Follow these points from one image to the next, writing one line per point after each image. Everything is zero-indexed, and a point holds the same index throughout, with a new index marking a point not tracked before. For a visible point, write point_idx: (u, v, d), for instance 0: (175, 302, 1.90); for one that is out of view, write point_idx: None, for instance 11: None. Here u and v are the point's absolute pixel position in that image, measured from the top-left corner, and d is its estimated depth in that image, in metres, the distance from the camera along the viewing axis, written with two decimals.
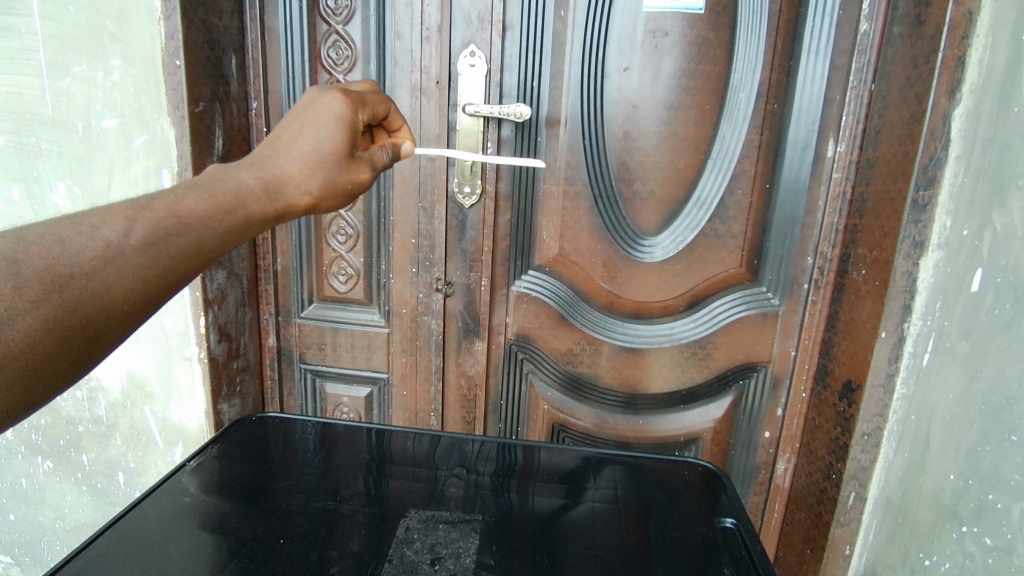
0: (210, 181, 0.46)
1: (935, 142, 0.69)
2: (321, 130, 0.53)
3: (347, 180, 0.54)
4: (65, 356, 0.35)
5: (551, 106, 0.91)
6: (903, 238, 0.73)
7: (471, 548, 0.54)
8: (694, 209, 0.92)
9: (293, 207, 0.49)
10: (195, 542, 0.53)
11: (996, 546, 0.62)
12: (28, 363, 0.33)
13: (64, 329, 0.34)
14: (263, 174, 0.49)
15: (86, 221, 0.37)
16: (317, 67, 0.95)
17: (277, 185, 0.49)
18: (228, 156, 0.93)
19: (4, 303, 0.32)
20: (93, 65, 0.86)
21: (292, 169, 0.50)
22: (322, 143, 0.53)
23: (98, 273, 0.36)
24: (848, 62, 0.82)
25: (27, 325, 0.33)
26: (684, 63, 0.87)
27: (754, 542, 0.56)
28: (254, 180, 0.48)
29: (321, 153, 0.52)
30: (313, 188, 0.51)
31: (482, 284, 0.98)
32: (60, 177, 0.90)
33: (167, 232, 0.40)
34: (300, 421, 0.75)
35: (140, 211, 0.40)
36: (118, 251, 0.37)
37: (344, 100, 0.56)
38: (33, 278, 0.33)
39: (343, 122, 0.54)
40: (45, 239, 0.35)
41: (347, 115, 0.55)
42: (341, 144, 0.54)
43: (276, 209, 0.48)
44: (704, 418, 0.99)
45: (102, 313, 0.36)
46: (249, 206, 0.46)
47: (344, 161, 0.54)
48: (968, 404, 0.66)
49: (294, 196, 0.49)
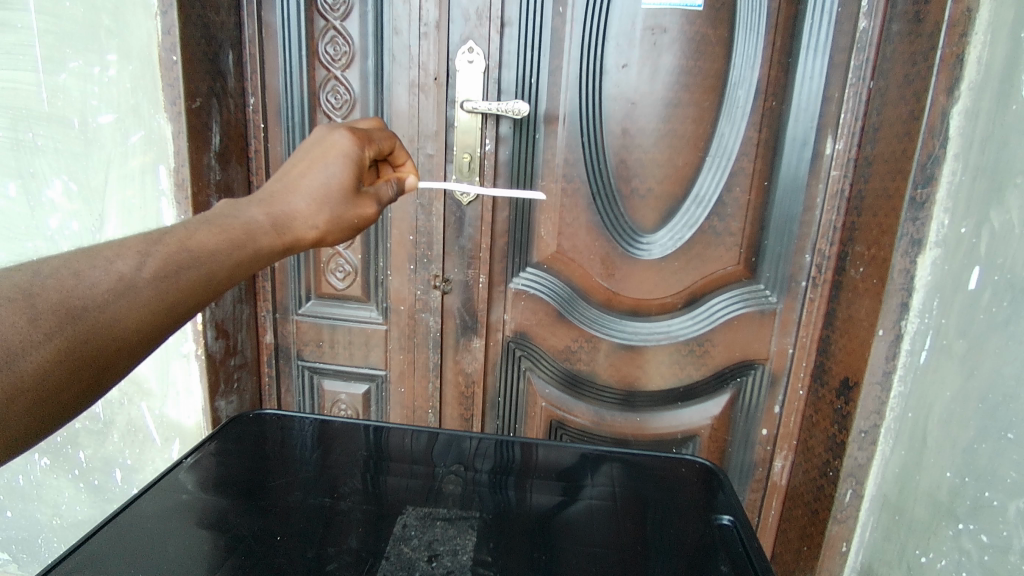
0: (221, 217, 0.46)
1: (935, 140, 0.69)
2: (329, 168, 0.54)
3: (354, 215, 0.55)
4: (74, 389, 0.34)
5: (549, 102, 0.90)
6: (902, 235, 0.72)
7: (468, 546, 0.54)
8: (692, 206, 0.92)
9: (300, 242, 0.50)
10: (192, 540, 0.52)
11: (993, 543, 0.62)
12: (37, 396, 0.32)
13: (76, 362, 0.33)
14: (273, 211, 0.49)
15: (100, 255, 0.37)
16: (315, 63, 0.94)
17: (286, 221, 0.50)
18: (225, 152, 0.93)
19: (16, 334, 0.31)
20: (90, 61, 0.85)
21: (301, 205, 0.51)
22: (331, 180, 0.53)
23: (111, 305, 0.35)
24: (846, 59, 0.82)
25: (38, 357, 0.32)
26: (683, 59, 0.87)
27: (751, 540, 0.56)
28: (264, 216, 0.49)
29: (330, 190, 0.53)
30: (320, 222, 0.52)
31: (480, 281, 0.98)
32: (56, 173, 0.90)
33: (178, 266, 0.40)
34: (298, 418, 0.75)
35: (153, 245, 0.39)
36: (131, 283, 0.37)
37: (351, 137, 0.56)
38: (46, 311, 0.33)
39: (350, 159, 0.55)
40: (60, 272, 0.35)
41: (353, 152, 0.56)
42: (348, 181, 0.55)
43: (284, 242, 0.49)
44: (703, 415, 0.99)
45: (113, 345, 0.35)
46: (258, 241, 0.46)
47: (351, 197, 0.55)
48: (965, 401, 0.66)
49: (301, 230, 0.50)
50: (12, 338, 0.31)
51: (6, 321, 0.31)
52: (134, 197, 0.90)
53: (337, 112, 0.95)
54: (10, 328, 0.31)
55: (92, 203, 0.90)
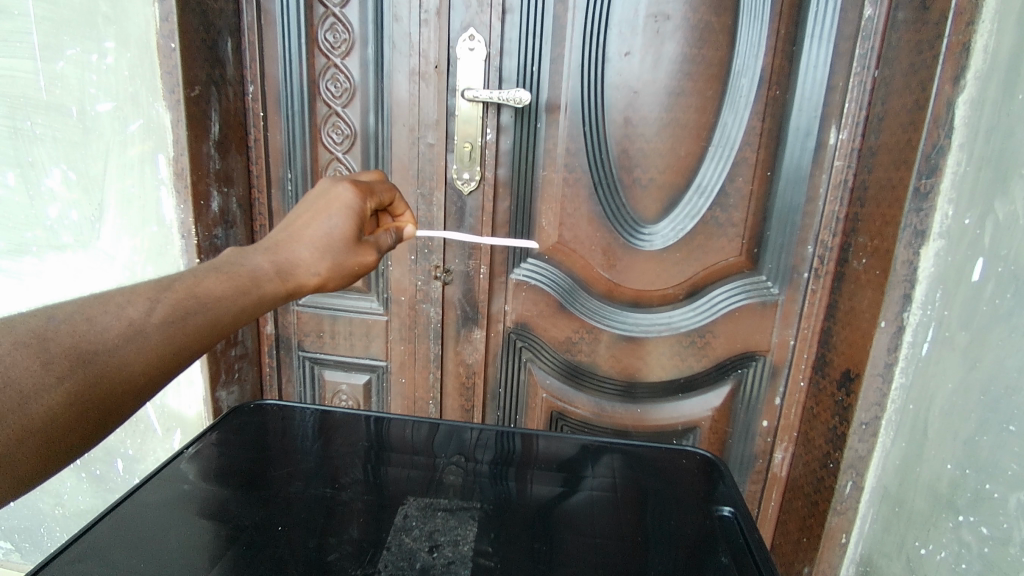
0: (228, 265, 0.50)
1: (939, 130, 0.69)
2: (331, 218, 0.57)
3: (354, 263, 0.58)
4: (81, 427, 0.37)
5: (550, 92, 0.90)
6: (904, 227, 0.72)
7: (469, 536, 0.54)
8: (694, 197, 0.91)
9: (302, 288, 0.54)
10: (193, 528, 0.53)
11: (992, 535, 0.62)
12: (45, 434, 0.34)
13: (83, 402, 0.37)
14: (277, 258, 0.53)
15: (112, 301, 0.41)
16: (315, 50, 0.93)
17: (290, 268, 0.53)
18: (225, 141, 0.92)
19: (29, 377, 0.34)
20: (88, 48, 0.85)
21: (304, 253, 0.54)
22: (333, 231, 0.57)
23: (118, 350, 0.39)
24: (851, 48, 0.81)
25: (49, 397, 0.35)
26: (686, 48, 0.86)
27: (751, 531, 0.56)
28: (267, 263, 0.52)
29: (331, 240, 0.56)
30: (321, 269, 0.55)
31: (481, 272, 0.97)
32: (55, 162, 0.89)
33: (186, 311, 0.44)
34: (299, 409, 0.75)
35: (163, 291, 0.43)
36: (139, 329, 0.41)
37: (354, 189, 0.59)
38: (59, 355, 0.36)
39: (353, 211, 0.59)
40: (74, 317, 0.38)
41: (356, 204, 0.59)
42: (350, 231, 0.58)
43: (287, 288, 0.52)
44: (704, 406, 0.98)
45: (118, 386, 0.39)
46: (262, 287, 0.50)
47: (352, 246, 0.58)
48: (967, 393, 0.66)
49: (304, 277, 0.54)
50: (26, 380, 0.34)
51: (20, 365, 0.34)
52: (134, 186, 0.90)
53: (337, 101, 0.95)
54: (24, 370, 0.34)
55: (91, 192, 0.90)
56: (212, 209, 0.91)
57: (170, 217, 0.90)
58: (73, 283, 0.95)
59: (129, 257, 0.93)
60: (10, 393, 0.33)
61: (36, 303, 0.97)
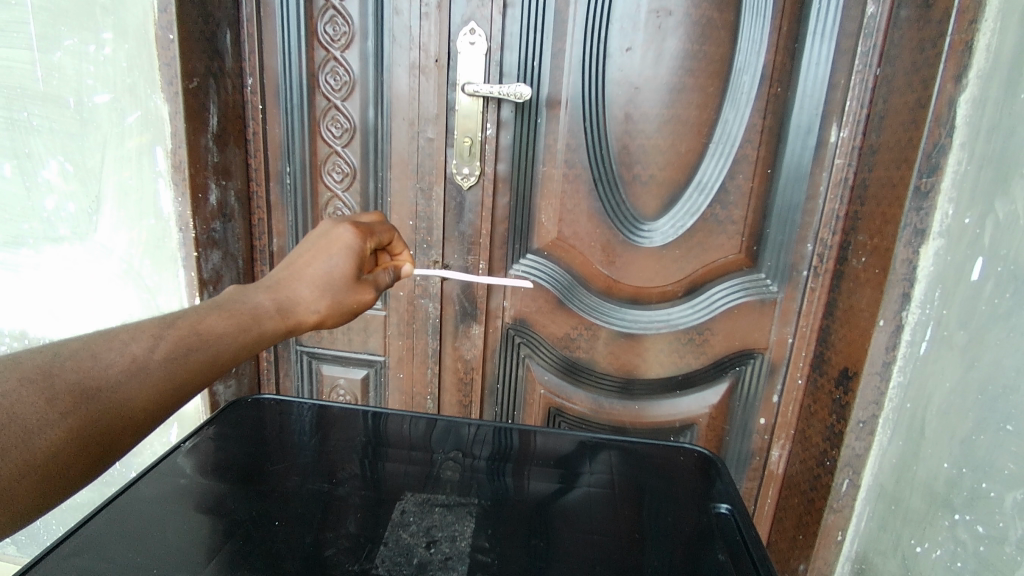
0: (230, 302, 0.52)
1: (940, 128, 0.69)
2: (332, 258, 0.58)
3: (353, 300, 0.59)
4: (79, 464, 0.38)
5: (551, 87, 0.89)
6: (904, 226, 0.72)
7: (466, 532, 0.54)
8: (695, 193, 0.91)
9: (301, 325, 0.55)
10: (190, 522, 0.53)
11: (988, 534, 0.62)
12: (45, 470, 0.35)
13: (85, 437, 0.38)
14: (278, 296, 0.55)
15: (117, 338, 0.42)
16: (314, 42, 0.93)
17: (290, 305, 0.55)
18: (223, 134, 0.92)
19: (34, 413, 0.35)
20: (85, 39, 0.84)
21: (304, 292, 0.56)
22: (333, 271, 0.58)
23: (120, 386, 0.41)
24: (853, 45, 0.81)
25: (53, 433, 0.36)
26: (688, 44, 0.86)
27: (748, 528, 0.56)
28: (269, 301, 0.54)
29: (331, 279, 0.58)
30: (321, 306, 0.57)
31: (480, 268, 0.97)
32: (52, 154, 0.89)
33: (187, 348, 0.45)
34: (296, 403, 0.75)
35: (166, 328, 0.45)
36: (143, 364, 0.42)
37: (355, 230, 0.60)
38: (64, 391, 0.37)
39: (353, 252, 0.60)
40: (79, 353, 0.40)
41: (356, 244, 0.60)
42: (350, 271, 0.59)
43: (287, 325, 0.54)
44: (701, 403, 0.99)
45: (117, 422, 0.40)
46: (262, 325, 0.52)
47: (353, 284, 0.59)
48: (964, 392, 0.66)
49: (304, 315, 0.55)
50: (31, 415, 0.35)
51: (26, 401, 0.35)
52: (131, 178, 0.89)
53: (336, 94, 0.94)
54: (29, 407, 0.35)
55: (88, 183, 0.90)
56: (210, 202, 0.91)
57: (167, 210, 0.90)
58: (70, 275, 0.95)
59: (126, 249, 0.93)
60: (15, 429, 0.34)
61: (32, 295, 0.96)
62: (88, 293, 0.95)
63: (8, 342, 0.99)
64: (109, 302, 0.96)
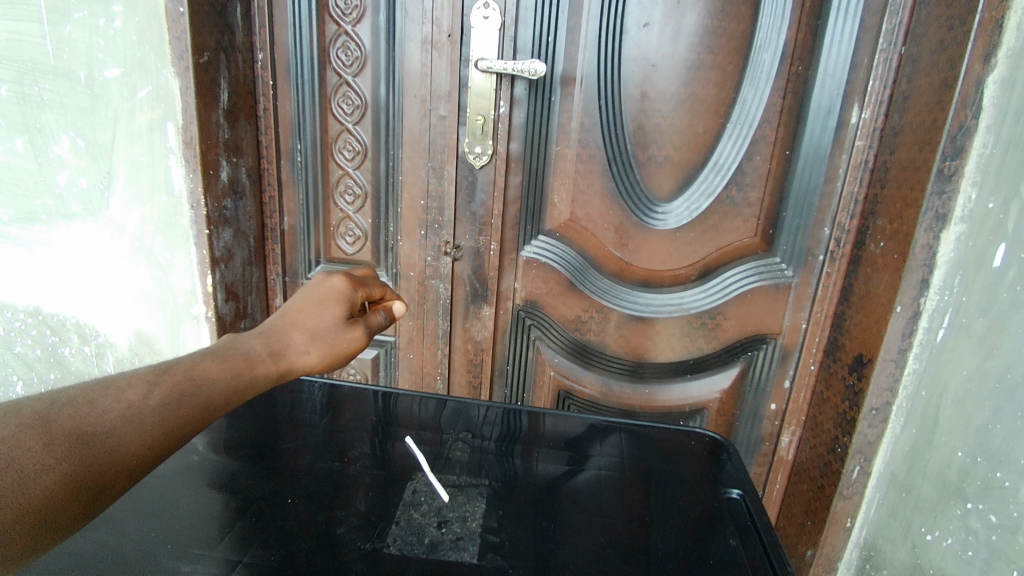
0: (223, 349, 0.49)
1: (966, 110, 0.67)
2: (323, 306, 0.58)
3: (346, 343, 0.57)
4: (73, 509, 0.33)
5: (566, 63, 0.88)
6: (925, 210, 0.71)
7: (477, 513, 0.54)
8: (710, 174, 0.90)
9: (294, 368, 0.53)
10: (204, 499, 0.53)
11: (1001, 523, 0.61)
12: (40, 517, 0.31)
13: (79, 484, 0.34)
14: (271, 341, 0.53)
15: (112, 385, 0.40)
16: (325, 16, 0.92)
17: (282, 350, 0.53)
18: (234, 109, 0.91)
19: (31, 456, 0.32)
20: (94, 12, 0.83)
21: (296, 337, 0.54)
22: (323, 316, 0.57)
23: (116, 432, 0.38)
24: (878, 23, 0.79)
25: (50, 477, 0.32)
26: (707, 19, 0.84)
27: (760, 514, 0.56)
28: (261, 346, 0.52)
29: (323, 324, 0.56)
30: (312, 350, 0.55)
31: (491, 248, 0.96)
32: (63, 129, 0.88)
33: (181, 394, 0.43)
34: (307, 382, 0.75)
35: (161, 374, 0.43)
36: (137, 411, 0.39)
37: (346, 281, 0.61)
38: (60, 437, 0.34)
39: (343, 300, 0.59)
40: (76, 400, 0.37)
41: (346, 292, 0.60)
42: (341, 315, 0.58)
43: (279, 369, 0.51)
44: (712, 388, 0.98)
45: (110, 468, 0.37)
46: (255, 370, 0.49)
47: (344, 327, 0.58)
48: (981, 381, 0.65)
49: (295, 357, 0.53)
50: (28, 460, 0.32)
51: (24, 445, 0.32)
52: (143, 154, 0.89)
53: (347, 69, 0.93)
54: (27, 450, 0.32)
55: (100, 159, 0.89)
56: (221, 179, 0.91)
57: (178, 187, 0.89)
58: (83, 251, 0.95)
59: (138, 227, 0.93)
60: (11, 472, 0.31)
61: (45, 272, 0.97)
62: (100, 270, 0.96)
63: (21, 318, 1.00)
64: (121, 279, 0.96)
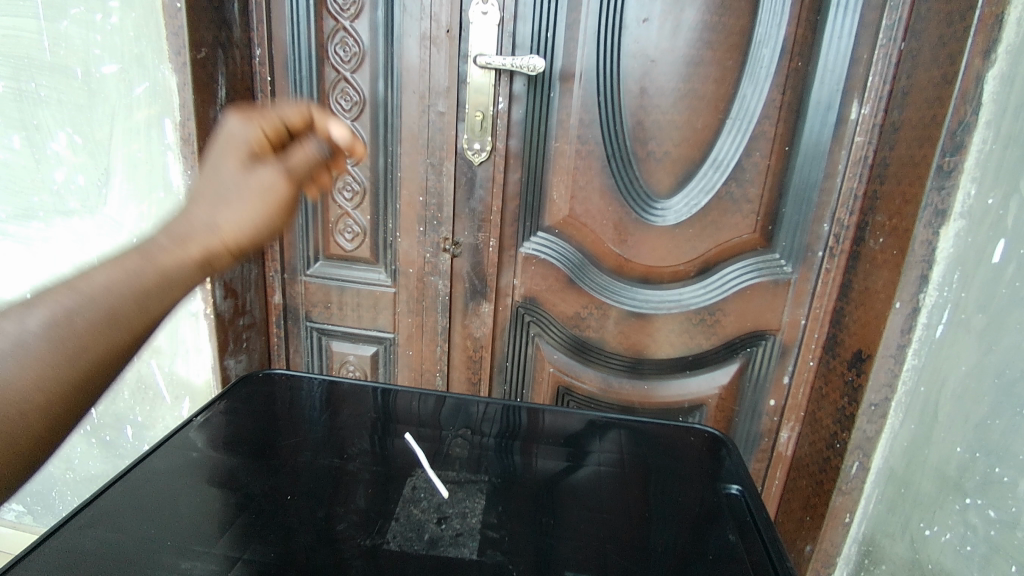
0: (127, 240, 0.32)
1: (966, 106, 0.66)
2: (217, 152, 0.37)
3: (269, 189, 0.36)
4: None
5: (565, 59, 0.87)
6: (925, 206, 0.71)
7: (477, 509, 0.54)
8: (709, 170, 0.89)
9: (215, 250, 0.33)
10: (203, 496, 0.53)
11: (1000, 519, 0.61)
12: None
13: None
14: (170, 222, 0.33)
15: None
16: (323, 12, 0.91)
17: (189, 228, 0.33)
18: (232, 105, 0.91)
19: None
20: (91, 8, 0.82)
21: (194, 208, 0.34)
22: (216, 168, 0.36)
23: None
24: (878, 18, 0.78)
25: None
26: (707, 15, 0.84)
27: (759, 509, 0.56)
28: (159, 233, 0.33)
29: (219, 178, 0.35)
30: (225, 218, 0.34)
31: (490, 245, 0.96)
32: (60, 126, 0.88)
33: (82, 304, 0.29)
34: (306, 379, 0.75)
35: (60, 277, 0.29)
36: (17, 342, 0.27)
37: (238, 115, 0.39)
38: None
39: (237, 138, 0.37)
40: None
41: (241, 128, 0.38)
42: (238, 160, 0.36)
43: (195, 255, 0.32)
44: (711, 384, 0.98)
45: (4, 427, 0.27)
46: (158, 259, 0.31)
47: (253, 171, 0.36)
48: (980, 376, 0.65)
49: (209, 231, 0.33)
50: None
51: None
52: (140, 151, 0.89)
53: (345, 65, 0.93)
54: None
55: (97, 156, 0.89)
56: None
57: (177, 183, 0.89)
58: (81, 248, 0.95)
59: (136, 223, 0.92)
60: None
61: (44, 269, 0.97)
62: None
63: None
64: None
